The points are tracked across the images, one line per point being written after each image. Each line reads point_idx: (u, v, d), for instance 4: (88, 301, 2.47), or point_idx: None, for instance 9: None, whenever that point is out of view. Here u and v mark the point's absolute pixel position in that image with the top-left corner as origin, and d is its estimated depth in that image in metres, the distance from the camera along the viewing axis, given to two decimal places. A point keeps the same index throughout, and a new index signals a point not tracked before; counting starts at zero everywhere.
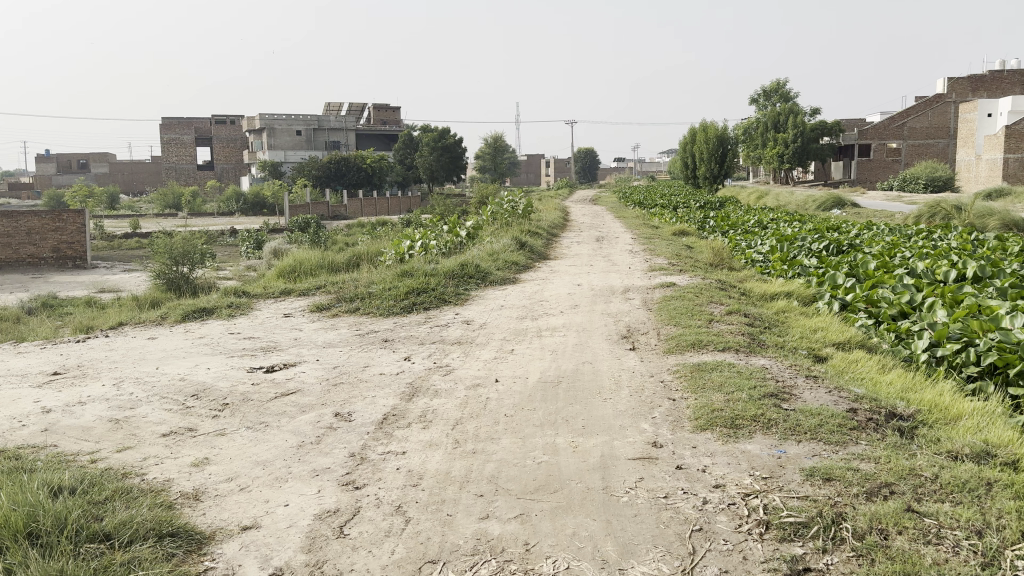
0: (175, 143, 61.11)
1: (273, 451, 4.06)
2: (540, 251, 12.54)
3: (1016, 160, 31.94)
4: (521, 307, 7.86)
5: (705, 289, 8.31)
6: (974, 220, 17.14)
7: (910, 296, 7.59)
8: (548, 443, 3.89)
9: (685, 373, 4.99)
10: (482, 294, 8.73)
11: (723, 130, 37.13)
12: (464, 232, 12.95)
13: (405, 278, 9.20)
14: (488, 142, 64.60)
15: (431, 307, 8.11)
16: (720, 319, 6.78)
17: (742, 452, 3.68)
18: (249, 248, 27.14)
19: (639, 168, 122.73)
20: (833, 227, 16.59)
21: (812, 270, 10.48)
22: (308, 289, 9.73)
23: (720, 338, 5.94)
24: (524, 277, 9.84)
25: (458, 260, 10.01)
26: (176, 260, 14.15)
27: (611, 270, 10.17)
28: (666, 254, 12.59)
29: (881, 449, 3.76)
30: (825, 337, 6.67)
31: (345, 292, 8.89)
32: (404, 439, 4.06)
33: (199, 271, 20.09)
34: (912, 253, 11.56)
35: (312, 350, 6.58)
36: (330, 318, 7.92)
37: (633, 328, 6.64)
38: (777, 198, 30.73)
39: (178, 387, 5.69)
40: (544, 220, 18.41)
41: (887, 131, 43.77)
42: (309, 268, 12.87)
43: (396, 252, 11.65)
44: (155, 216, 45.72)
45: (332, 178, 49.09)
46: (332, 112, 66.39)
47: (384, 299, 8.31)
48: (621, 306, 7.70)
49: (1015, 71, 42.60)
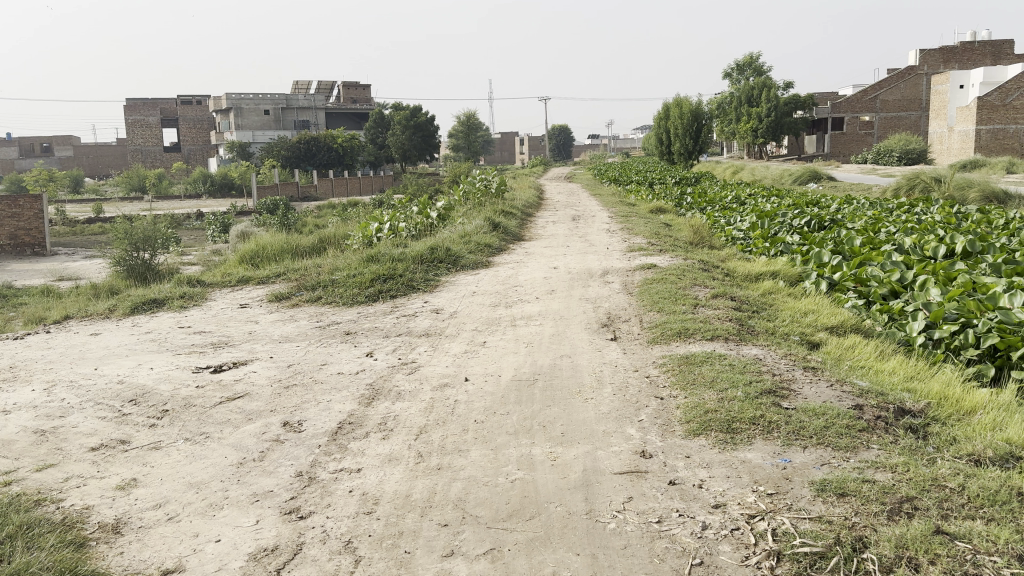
0: (140, 124, 59.50)
1: (210, 472, 3.57)
2: (515, 231, 12.03)
3: (988, 131, 31.83)
4: (494, 293, 7.37)
5: (687, 271, 7.87)
6: (954, 192, 16.91)
7: (900, 275, 7.25)
8: (523, 455, 3.43)
9: (674, 367, 4.55)
10: (453, 280, 8.22)
11: (698, 105, 36.80)
12: (435, 213, 12.40)
13: (371, 263, 8.68)
14: (461, 120, 63.70)
15: (398, 295, 7.60)
16: (705, 304, 6.35)
17: (741, 461, 3.25)
18: (215, 232, 26.40)
19: (613, 145, 121.76)
20: (812, 202, 16.26)
21: (795, 248, 10.12)
22: (267, 277, 9.18)
23: (707, 325, 5.51)
24: (498, 260, 9.36)
25: (428, 243, 9.48)
26: (137, 246, 13.46)
27: (589, 251, 9.73)
28: (645, 233, 12.15)
29: (898, 455, 3.35)
30: (817, 320, 6.28)
31: (307, 280, 8.36)
32: (360, 453, 3.59)
33: (161, 259, 19.33)
34: (897, 228, 11.25)
35: (266, 347, 6.08)
36: (289, 309, 7.40)
37: (614, 315, 6.18)
38: (753, 172, 30.46)
39: (116, 391, 5.16)
40: (519, 199, 17.87)
41: (859, 104, 43.60)
42: (272, 254, 12.27)
43: (363, 235, 11.09)
44: (119, 199, 44.48)
45: (302, 158, 48.10)
46: (302, 91, 65.01)
47: (348, 287, 7.78)
48: (600, 291, 7.24)
49: (986, 44, 42.76)
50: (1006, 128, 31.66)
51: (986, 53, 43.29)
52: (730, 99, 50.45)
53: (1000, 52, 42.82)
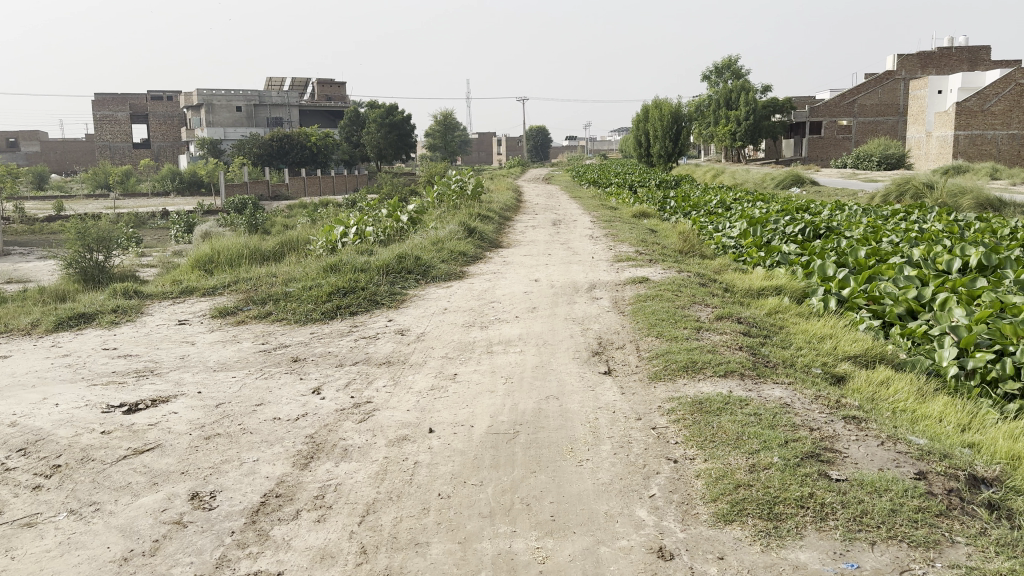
0: (108, 120, 57.77)
1: (82, 572, 2.66)
2: (492, 238, 11.16)
3: (966, 137, 31.43)
4: (467, 311, 6.50)
5: (684, 286, 7.06)
6: (946, 199, 16.33)
7: (918, 292, 6.55)
8: (500, 552, 2.58)
9: (686, 416, 3.70)
10: (422, 293, 7.33)
11: (677, 106, 36.13)
12: (406, 217, 11.48)
13: (330, 273, 7.79)
14: (437, 119, 62.73)
15: (359, 311, 6.69)
16: (709, 327, 5.53)
17: (792, 568, 2.43)
18: (178, 232, 25.25)
19: (591, 146, 121.03)
20: (801, 208, 15.54)
21: (794, 259, 9.37)
22: (215, 287, 8.25)
23: (717, 357, 4.68)
24: (473, 269, 8.51)
25: (394, 251, 8.58)
26: (90, 248, 12.38)
27: (572, 261, 8.93)
28: (630, 240, 11.34)
29: (997, 556, 2.53)
30: (837, 347, 5.51)
31: (258, 292, 7.46)
32: (286, 545, 2.71)
33: (117, 260, 18.17)
34: (898, 237, 10.54)
35: (197, 377, 5.16)
36: (233, 327, 6.49)
37: (606, 341, 5.34)
38: (733, 175, 29.87)
39: (3, 436, 4.17)
40: (497, 202, 17.00)
41: (836, 109, 43.04)
42: (227, 260, 11.27)
43: (326, 241, 10.20)
44: (83, 197, 43.01)
45: (274, 156, 46.92)
46: (276, 88, 63.68)
47: (302, 301, 6.89)
48: (586, 309, 6.41)
49: (962, 50, 42.89)
50: (983, 134, 31.34)
51: (962, 60, 43.36)
52: (708, 102, 49.97)
53: (976, 58, 42.85)
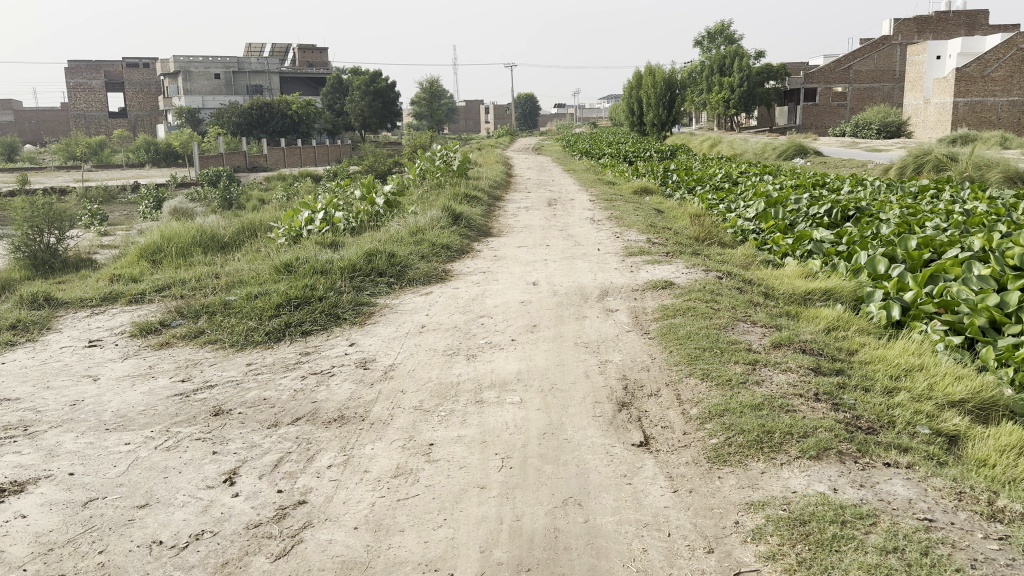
0: (82, 88, 55.61)
1: None
2: (480, 223, 9.75)
3: (966, 103, 30.00)
4: (451, 332, 5.16)
5: (719, 293, 5.71)
6: (972, 173, 15.02)
7: (1003, 297, 5.16)
8: None
9: (786, 551, 2.39)
10: (394, 302, 5.97)
11: (671, 73, 34.52)
12: (382, 198, 10.05)
13: (283, 275, 6.41)
14: (423, 87, 60.64)
15: (313, 331, 5.31)
16: (769, 362, 4.19)
17: None
18: (147, 208, 23.65)
19: (579, 115, 119.02)
20: (819, 183, 14.15)
21: (829, 249, 7.98)
22: (145, 289, 6.83)
23: (796, 421, 3.32)
24: (458, 267, 7.16)
25: (362, 245, 7.19)
26: (41, 229, 10.62)
27: (576, 255, 7.60)
28: (638, 225, 9.98)
29: None
30: (934, 388, 4.15)
31: (194, 300, 6.07)
32: None
33: (71, 240, 16.64)
34: (942, 221, 9.16)
35: (81, 441, 3.78)
36: (151, 356, 5.12)
37: (634, 384, 3.99)
38: (731, 145, 28.48)
39: None
40: (485, 178, 15.57)
41: (832, 75, 41.54)
42: (180, 248, 9.84)
43: (287, 229, 8.79)
44: (53, 169, 41.19)
45: (253, 126, 45.04)
46: (255, 55, 61.48)
47: (244, 316, 5.52)
48: (600, 328, 5.08)
49: (961, 14, 41.62)
50: (983, 101, 29.93)
51: (960, 24, 41.94)
52: (702, 69, 48.34)
53: (974, 22, 41.52)
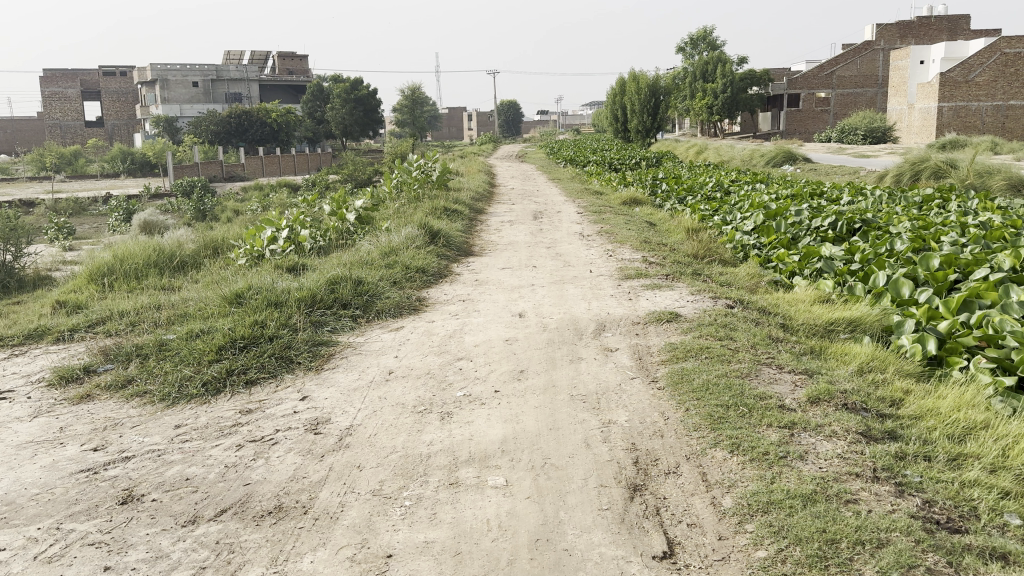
0: (59, 97, 54.25)
1: None
2: (460, 240, 8.98)
3: (950, 109, 29.47)
4: (423, 380, 4.36)
5: (733, 328, 4.94)
6: (972, 181, 14.38)
7: None
8: None
9: None
10: (359, 341, 5.17)
11: (655, 80, 34.00)
12: (353, 214, 9.26)
13: (233, 307, 5.59)
14: (404, 94, 59.75)
15: (260, 379, 4.52)
16: (810, 426, 3.43)
17: None
18: (116, 222, 22.65)
19: (561, 121, 118.63)
20: (817, 192, 13.47)
21: (840, 269, 7.19)
22: (78, 325, 5.98)
23: (863, 522, 2.57)
24: (434, 295, 6.37)
25: (324, 270, 6.40)
26: None
27: (567, 278, 6.83)
28: (632, 241, 9.23)
29: None
30: (1012, 453, 3.40)
31: (127, 340, 5.23)
32: None
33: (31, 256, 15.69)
34: (958, 235, 8.42)
35: None
36: (67, 412, 4.29)
37: (646, 458, 3.22)
38: (717, 151, 27.87)
39: None
40: (467, 189, 14.80)
41: (816, 81, 41.19)
42: (134, 269, 8.96)
43: (248, 248, 7.97)
44: (25, 180, 39.97)
45: (231, 134, 44.08)
46: (234, 63, 60.46)
47: (181, 360, 4.71)
48: (599, 374, 4.30)
49: (943, 18, 41.31)
50: (968, 106, 29.41)
51: (943, 29, 41.69)
52: (685, 75, 47.97)
53: (956, 27, 41.20)
